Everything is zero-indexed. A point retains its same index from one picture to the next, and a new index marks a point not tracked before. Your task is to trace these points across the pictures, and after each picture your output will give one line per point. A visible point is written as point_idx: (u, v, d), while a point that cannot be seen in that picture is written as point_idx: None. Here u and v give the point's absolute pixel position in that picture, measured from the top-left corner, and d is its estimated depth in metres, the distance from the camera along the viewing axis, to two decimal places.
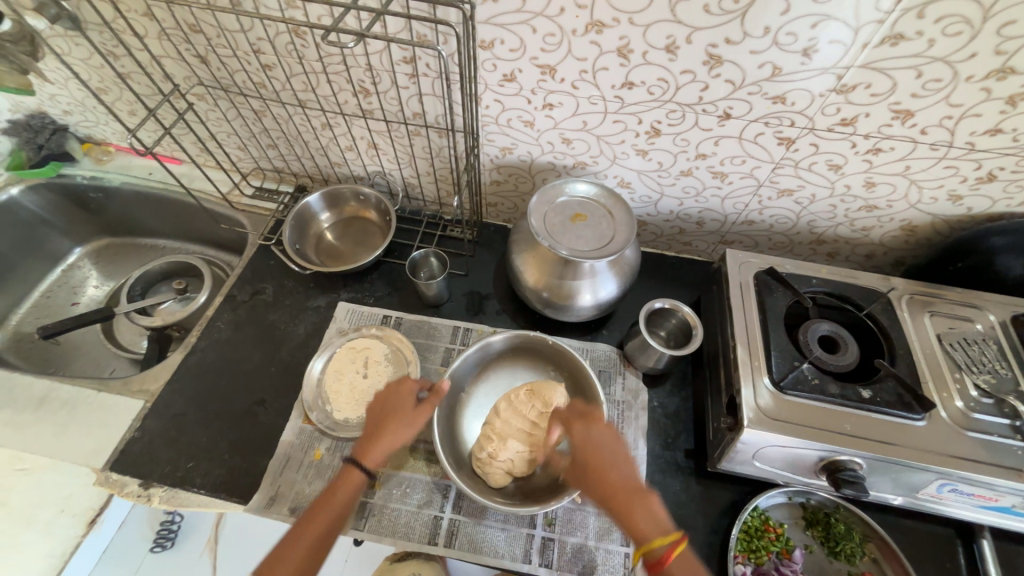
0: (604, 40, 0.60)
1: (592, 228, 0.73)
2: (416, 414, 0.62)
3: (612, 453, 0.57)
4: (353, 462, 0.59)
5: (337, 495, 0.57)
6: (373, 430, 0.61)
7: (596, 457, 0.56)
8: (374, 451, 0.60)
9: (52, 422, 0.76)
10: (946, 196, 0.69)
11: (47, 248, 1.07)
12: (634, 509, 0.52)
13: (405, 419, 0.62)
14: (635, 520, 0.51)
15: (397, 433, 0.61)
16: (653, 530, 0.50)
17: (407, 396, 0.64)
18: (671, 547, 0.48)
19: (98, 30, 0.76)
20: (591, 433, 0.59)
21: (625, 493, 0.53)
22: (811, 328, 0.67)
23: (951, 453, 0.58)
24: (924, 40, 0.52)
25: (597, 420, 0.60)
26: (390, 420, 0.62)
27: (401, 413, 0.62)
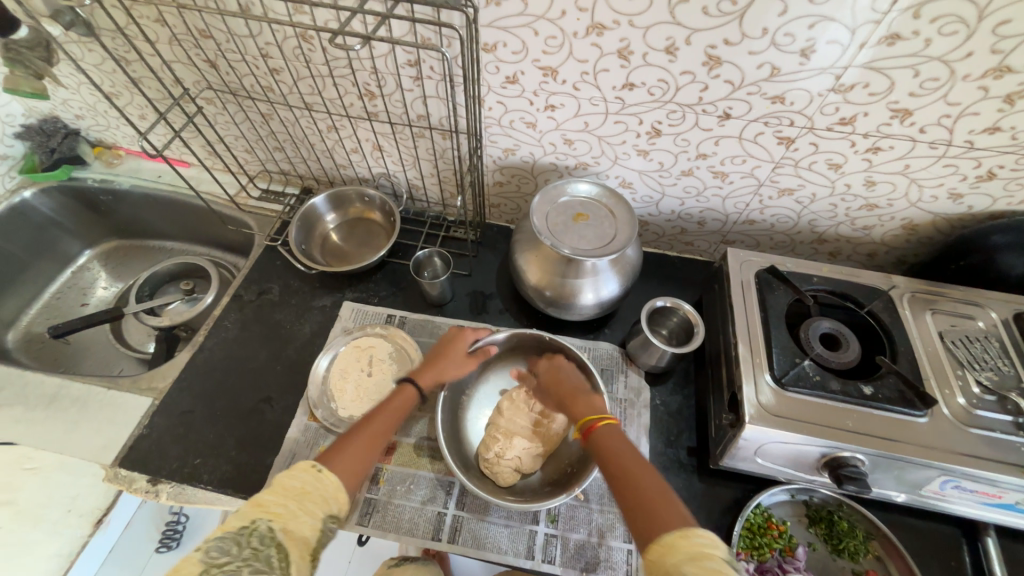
0: (605, 42, 0.62)
1: (594, 227, 0.74)
2: (462, 360, 0.71)
3: (570, 371, 0.70)
4: (408, 381, 0.66)
5: (389, 409, 0.61)
6: (425, 363, 0.70)
7: (558, 377, 0.69)
8: (427, 378, 0.68)
9: (62, 420, 0.77)
10: (946, 195, 0.70)
11: (58, 250, 1.09)
12: (579, 403, 0.63)
13: (453, 361, 0.71)
14: (578, 407, 0.63)
15: (446, 371, 0.70)
16: (589, 412, 0.61)
17: (464, 344, 0.72)
18: (600, 420, 0.59)
19: (112, 36, 0.78)
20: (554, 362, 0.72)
21: (573, 394, 0.66)
22: (812, 326, 0.68)
23: (954, 449, 0.58)
24: (920, 39, 0.53)
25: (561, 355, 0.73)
26: (442, 361, 0.70)
27: (453, 356, 0.71)
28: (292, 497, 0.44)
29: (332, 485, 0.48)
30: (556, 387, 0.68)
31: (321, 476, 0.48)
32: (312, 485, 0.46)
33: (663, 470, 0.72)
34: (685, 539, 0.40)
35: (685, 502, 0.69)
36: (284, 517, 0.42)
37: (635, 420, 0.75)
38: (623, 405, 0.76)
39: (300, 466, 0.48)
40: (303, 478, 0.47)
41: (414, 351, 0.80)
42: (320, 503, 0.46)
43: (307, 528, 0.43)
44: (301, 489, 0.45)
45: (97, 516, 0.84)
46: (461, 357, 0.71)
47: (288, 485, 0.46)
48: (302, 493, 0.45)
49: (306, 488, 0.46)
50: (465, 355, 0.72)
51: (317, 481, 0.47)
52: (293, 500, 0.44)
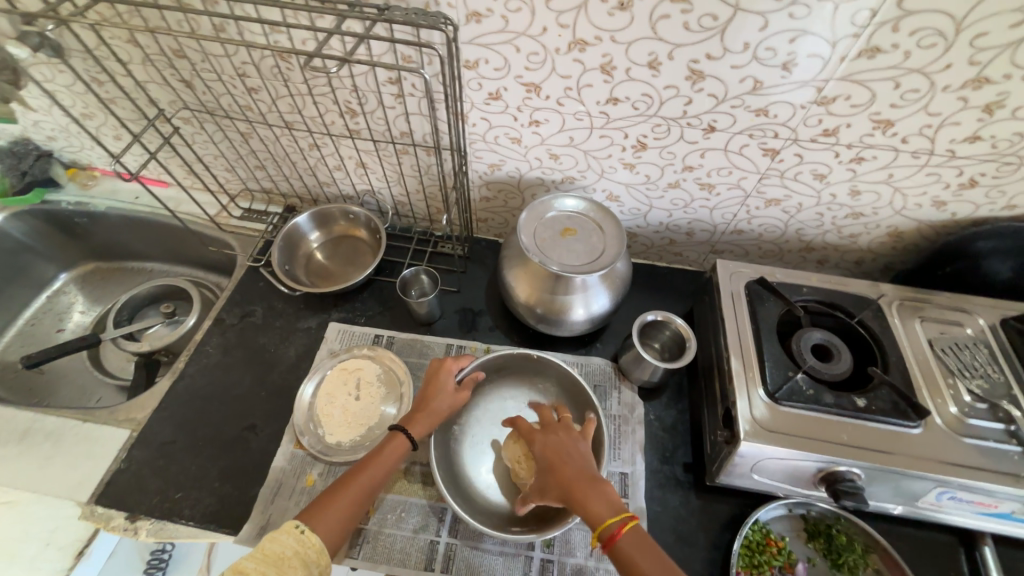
0: (587, 58, 0.61)
1: (582, 242, 0.74)
2: (454, 395, 0.68)
3: (562, 446, 0.60)
4: (400, 428, 0.63)
5: (382, 457, 0.61)
6: (419, 404, 0.67)
7: (556, 459, 0.58)
8: (419, 424, 0.65)
9: (34, 455, 0.73)
10: (930, 202, 0.70)
11: (31, 275, 1.06)
12: (587, 495, 0.53)
13: (443, 398, 0.67)
14: (586, 503, 0.53)
15: (439, 409, 0.66)
16: (603, 512, 0.52)
17: (449, 378, 0.69)
18: (621, 522, 0.51)
19: (82, 58, 0.76)
20: (548, 438, 0.61)
21: (580, 482, 0.55)
22: (804, 337, 0.67)
23: (948, 460, 0.58)
24: (900, 52, 0.53)
25: (554, 424, 0.63)
26: (432, 401, 0.67)
27: (442, 391, 0.68)
28: (270, 564, 0.48)
29: (311, 550, 0.51)
30: (553, 469, 0.58)
31: (301, 540, 0.52)
32: (290, 550, 0.50)
33: (659, 488, 0.71)
34: None
35: (682, 520, 0.68)
36: None
37: (630, 437, 0.74)
38: (617, 421, 0.75)
39: (282, 528, 0.52)
40: (283, 542, 0.51)
41: (403, 373, 0.79)
42: (299, 567, 0.50)
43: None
44: (279, 555, 0.49)
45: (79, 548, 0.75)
46: (455, 393, 0.68)
47: (267, 550, 0.50)
48: (281, 559, 0.49)
49: (285, 553, 0.50)
50: (455, 390, 0.69)
51: (297, 545, 0.51)
52: (271, 568, 0.48)
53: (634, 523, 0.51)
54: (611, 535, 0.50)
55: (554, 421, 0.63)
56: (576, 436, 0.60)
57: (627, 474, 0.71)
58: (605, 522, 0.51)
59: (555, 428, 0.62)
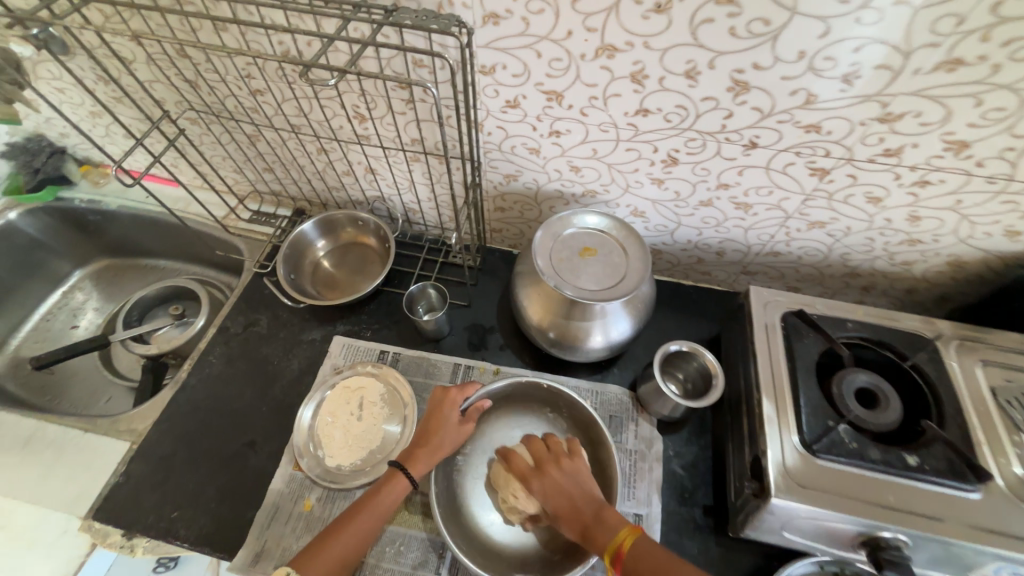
0: (617, 66, 0.55)
1: (601, 264, 0.68)
2: (459, 429, 0.64)
3: (563, 475, 0.60)
4: (398, 465, 0.61)
5: (379, 498, 0.59)
6: (420, 439, 0.63)
7: (561, 501, 0.58)
8: (420, 461, 0.61)
9: (37, 463, 0.73)
10: (1002, 232, 0.62)
11: (46, 271, 1.05)
12: (597, 519, 0.55)
13: (447, 432, 0.63)
14: (593, 534, 0.54)
15: (441, 443, 0.62)
16: (614, 530, 0.53)
17: (455, 409, 0.64)
18: (622, 543, 0.52)
19: (85, 57, 0.73)
20: (545, 479, 0.60)
21: (586, 517, 0.56)
22: (847, 380, 0.60)
23: (1012, 533, 0.51)
24: (987, 65, 0.45)
25: (547, 462, 0.62)
26: (434, 436, 0.62)
27: (446, 426, 0.63)
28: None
29: None
30: (561, 501, 0.58)
31: None
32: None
33: (676, 532, 0.66)
34: None
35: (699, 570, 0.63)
36: None
37: (646, 476, 0.69)
38: (633, 457, 0.70)
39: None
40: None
41: (407, 394, 0.75)
42: None
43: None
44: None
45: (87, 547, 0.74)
46: (459, 426, 0.64)
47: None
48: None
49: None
50: (460, 423, 0.64)
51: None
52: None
53: (636, 538, 0.52)
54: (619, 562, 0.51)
55: (546, 458, 0.62)
56: (572, 472, 0.60)
57: (642, 516, 0.66)
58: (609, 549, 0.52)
59: (548, 466, 0.61)
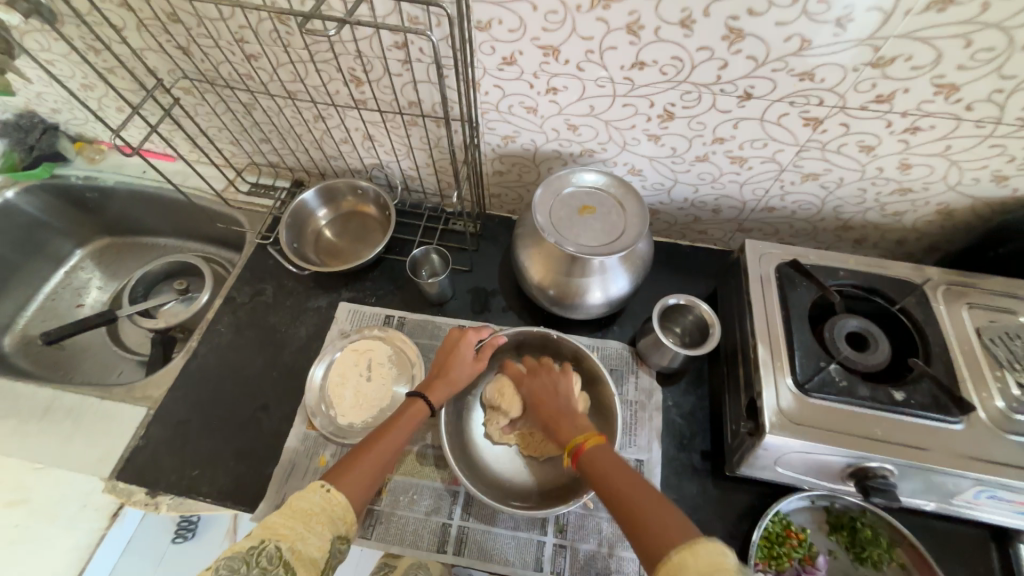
0: (612, 16, 0.55)
1: (600, 220, 0.70)
2: (473, 366, 0.67)
3: (548, 382, 0.66)
4: (419, 394, 0.63)
5: (402, 420, 0.61)
6: (438, 373, 0.66)
7: (541, 401, 0.65)
8: (438, 393, 0.64)
9: (57, 432, 0.75)
10: (990, 177, 0.63)
11: (49, 250, 1.06)
12: (564, 422, 0.60)
13: (462, 368, 0.66)
14: (563, 431, 0.59)
15: (457, 376, 0.66)
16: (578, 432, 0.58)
17: (470, 347, 0.67)
18: (584, 440, 0.55)
19: (75, 25, 0.72)
20: (534, 383, 0.66)
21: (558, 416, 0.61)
22: (838, 325, 0.63)
23: (992, 459, 0.54)
24: (977, 3, 0.46)
25: (539, 371, 0.68)
26: (451, 369, 0.66)
27: (462, 362, 0.66)
28: (298, 519, 0.48)
29: (338, 507, 0.50)
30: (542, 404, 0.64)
31: (328, 498, 0.50)
32: (317, 507, 0.49)
33: (676, 475, 0.69)
34: (694, 555, 0.39)
35: (699, 508, 0.67)
36: (291, 540, 0.46)
37: (647, 424, 0.72)
38: (633, 407, 0.73)
39: (310, 486, 0.51)
40: (311, 499, 0.50)
41: (414, 355, 0.77)
42: (326, 524, 0.49)
43: (313, 552, 0.47)
44: (307, 511, 0.48)
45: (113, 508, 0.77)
46: (473, 361, 0.67)
47: (295, 507, 0.49)
48: (308, 515, 0.48)
49: (312, 510, 0.49)
50: (475, 359, 0.67)
51: (324, 502, 0.50)
52: (300, 523, 0.47)
53: (597, 440, 0.55)
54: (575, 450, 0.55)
55: (539, 368, 0.68)
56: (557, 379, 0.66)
57: (642, 461, 0.69)
58: (572, 443, 0.56)
59: (541, 374, 0.67)
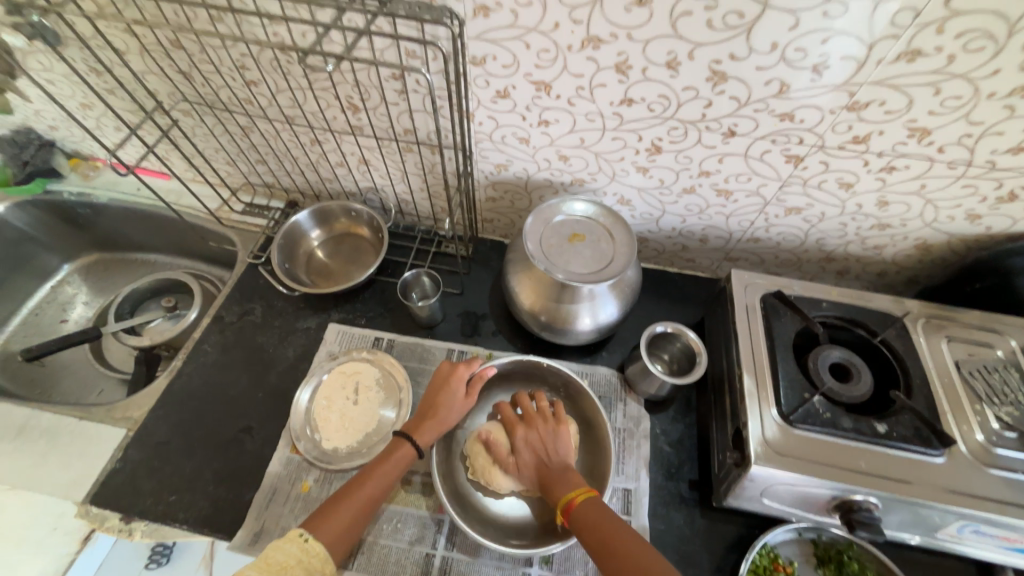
0: (602, 56, 0.57)
1: (590, 249, 0.71)
2: (464, 402, 0.67)
3: (547, 433, 0.65)
4: (406, 436, 0.63)
5: (386, 465, 0.61)
6: (426, 411, 0.66)
7: (536, 452, 0.63)
8: (426, 432, 0.64)
9: (30, 453, 0.73)
10: (964, 215, 0.66)
11: (36, 265, 1.05)
12: (557, 483, 0.59)
13: (452, 406, 0.66)
14: (556, 488, 0.59)
15: (447, 413, 0.65)
16: (570, 488, 0.58)
17: (461, 385, 0.67)
18: (573, 499, 0.56)
19: (78, 48, 0.74)
20: (526, 435, 0.65)
21: (553, 475, 0.61)
22: (821, 356, 0.64)
23: (973, 493, 0.55)
24: (943, 55, 0.49)
25: (534, 418, 0.66)
26: (440, 406, 0.65)
27: (452, 400, 0.66)
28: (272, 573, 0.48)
29: (315, 559, 0.51)
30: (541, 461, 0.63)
31: (304, 549, 0.52)
32: (293, 559, 0.50)
33: (663, 505, 0.68)
34: None
35: (686, 540, 0.66)
36: None
37: (634, 452, 0.72)
38: (621, 434, 0.73)
39: (285, 537, 0.52)
40: (286, 551, 0.51)
41: (402, 378, 0.77)
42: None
43: None
44: (282, 564, 0.49)
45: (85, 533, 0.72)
46: (464, 397, 0.67)
47: (271, 559, 0.49)
48: (283, 568, 0.49)
49: (287, 562, 0.50)
50: (466, 396, 0.67)
51: (300, 554, 0.51)
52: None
53: (587, 500, 0.55)
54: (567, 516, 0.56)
55: (535, 416, 0.66)
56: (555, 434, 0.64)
57: (630, 490, 0.69)
58: (567, 497, 0.57)
59: (537, 422, 0.66)
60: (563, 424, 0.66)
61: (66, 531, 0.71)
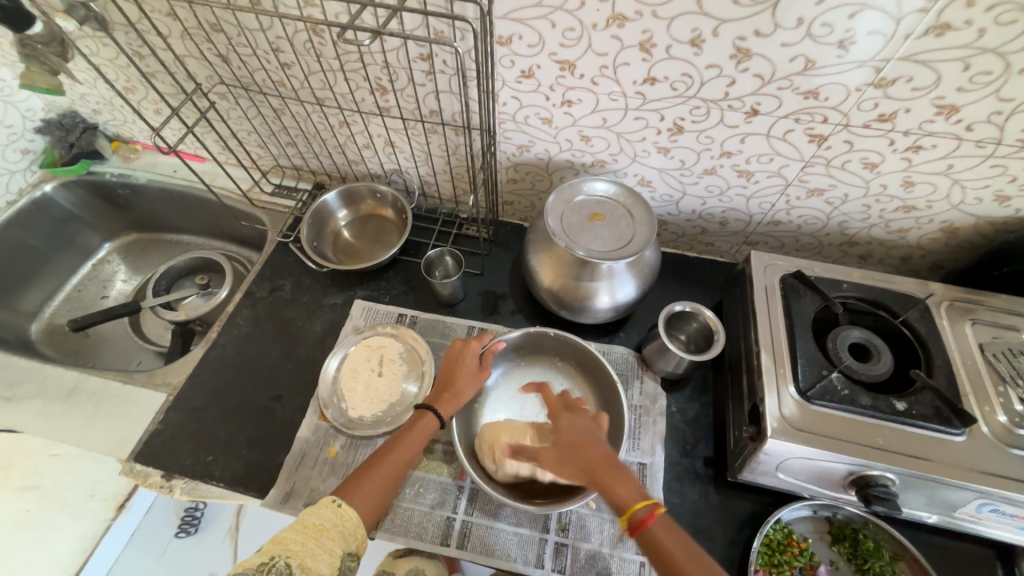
0: (626, 34, 0.58)
1: (610, 228, 0.72)
2: (479, 375, 0.69)
3: (591, 426, 0.59)
4: (428, 407, 0.66)
5: (410, 435, 0.63)
6: (443, 383, 0.68)
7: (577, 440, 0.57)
8: (445, 402, 0.66)
9: (78, 413, 0.78)
10: (992, 196, 0.65)
11: (79, 243, 1.11)
12: (610, 480, 0.52)
13: (468, 379, 0.68)
14: (612, 487, 0.51)
15: (463, 386, 0.68)
16: (633, 494, 0.50)
17: (475, 359, 0.69)
18: (650, 509, 0.48)
19: (124, 31, 0.78)
20: (576, 421, 0.60)
21: (605, 466, 0.53)
22: (841, 335, 0.64)
23: (994, 471, 0.55)
24: (973, 30, 0.49)
25: (580, 410, 0.62)
26: (457, 379, 0.68)
27: (467, 372, 0.69)
28: (310, 535, 0.51)
29: (349, 523, 0.54)
30: (581, 450, 0.56)
31: (338, 514, 0.54)
32: (328, 522, 0.52)
33: (678, 480, 0.70)
34: None
35: (700, 514, 0.67)
36: (300, 557, 0.49)
37: (650, 428, 0.73)
38: (637, 411, 0.74)
39: (320, 503, 0.54)
40: (322, 515, 0.53)
41: (425, 352, 0.79)
42: (337, 540, 0.52)
43: (322, 568, 0.49)
44: (318, 527, 0.52)
45: (119, 500, 0.87)
46: (479, 371, 0.69)
47: (307, 523, 0.52)
48: (320, 531, 0.51)
49: (323, 526, 0.52)
50: (480, 369, 0.70)
51: (335, 518, 0.53)
52: (311, 539, 0.50)
53: (662, 510, 0.49)
54: (638, 520, 0.48)
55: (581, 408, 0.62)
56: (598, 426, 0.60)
57: (646, 465, 0.70)
58: (632, 506, 0.49)
59: (580, 414, 0.61)
60: (605, 425, 0.62)
61: (100, 498, 0.85)
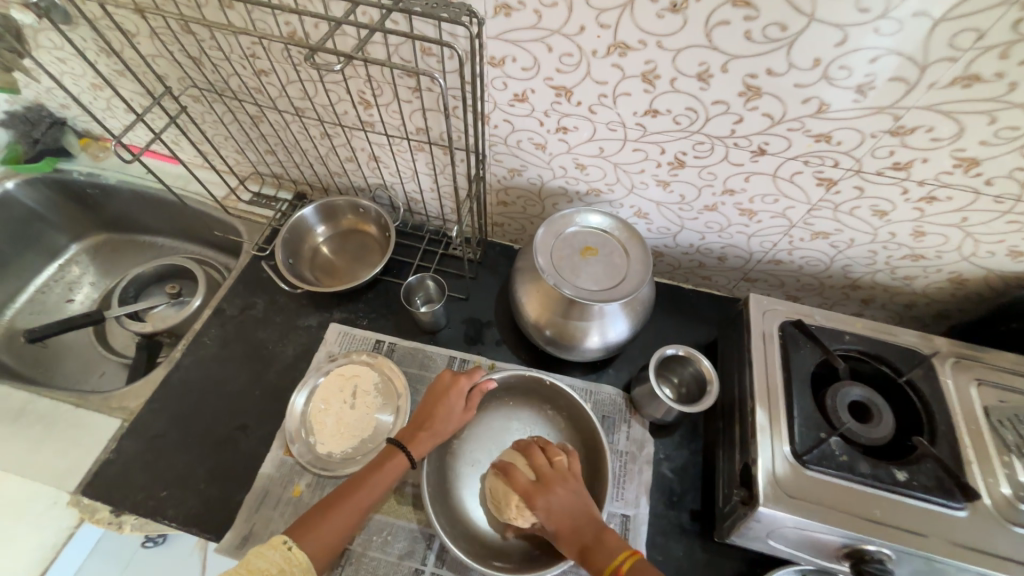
0: (628, 64, 0.54)
1: (601, 266, 0.68)
2: (462, 416, 0.65)
3: (569, 497, 0.57)
4: (400, 446, 0.61)
5: (380, 475, 0.59)
6: (421, 421, 0.64)
7: (562, 522, 0.55)
8: (421, 443, 0.62)
9: (25, 437, 0.72)
10: (1006, 251, 0.61)
11: (43, 243, 1.04)
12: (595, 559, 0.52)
13: (447, 419, 0.64)
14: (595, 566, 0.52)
15: (441, 426, 0.64)
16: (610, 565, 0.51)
17: (459, 398, 0.65)
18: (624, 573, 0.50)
19: (89, 28, 0.72)
20: (553, 498, 0.56)
21: (585, 546, 0.53)
22: (841, 392, 0.60)
23: (996, 552, 0.52)
24: (1004, 83, 0.45)
25: (552, 480, 0.58)
26: (437, 417, 0.63)
27: (449, 413, 0.64)
28: None
29: (297, 568, 0.50)
30: (566, 533, 0.55)
31: (288, 558, 0.50)
32: (275, 568, 0.49)
33: (663, 535, 0.66)
34: None
35: (683, 572, 0.64)
36: None
37: (636, 478, 0.69)
38: (623, 458, 0.70)
39: (269, 543, 0.51)
40: (269, 559, 0.49)
41: (401, 385, 0.75)
42: None
43: None
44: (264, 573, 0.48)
45: None
46: (463, 410, 0.65)
47: (252, 566, 0.48)
48: None
49: (269, 570, 0.49)
50: (464, 410, 0.65)
51: (282, 563, 0.50)
52: None
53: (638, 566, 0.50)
54: None
55: (552, 474, 0.58)
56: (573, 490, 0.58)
57: (629, 517, 0.66)
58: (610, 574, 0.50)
59: (555, 485, 0.58)
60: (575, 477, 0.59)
61: None
